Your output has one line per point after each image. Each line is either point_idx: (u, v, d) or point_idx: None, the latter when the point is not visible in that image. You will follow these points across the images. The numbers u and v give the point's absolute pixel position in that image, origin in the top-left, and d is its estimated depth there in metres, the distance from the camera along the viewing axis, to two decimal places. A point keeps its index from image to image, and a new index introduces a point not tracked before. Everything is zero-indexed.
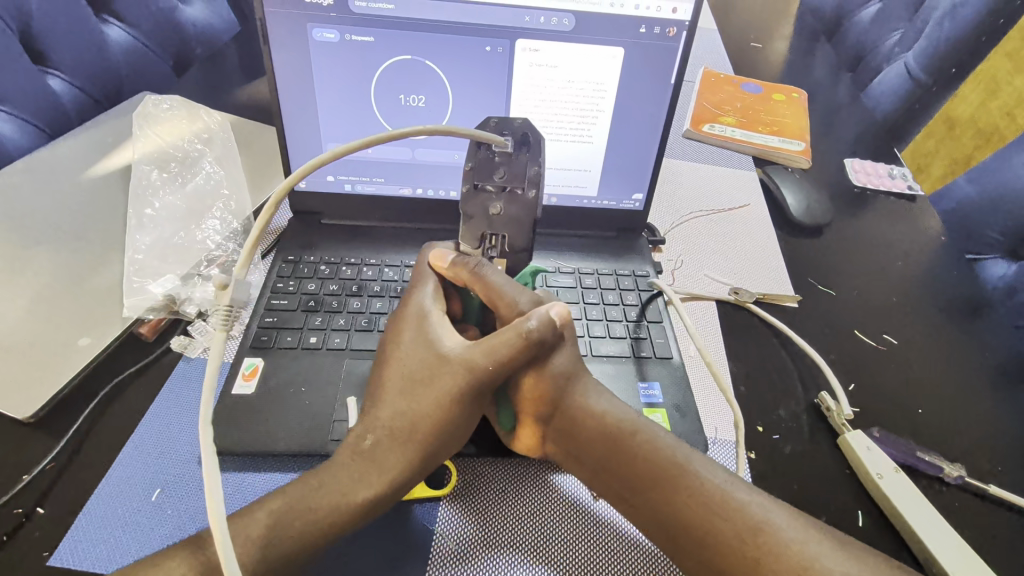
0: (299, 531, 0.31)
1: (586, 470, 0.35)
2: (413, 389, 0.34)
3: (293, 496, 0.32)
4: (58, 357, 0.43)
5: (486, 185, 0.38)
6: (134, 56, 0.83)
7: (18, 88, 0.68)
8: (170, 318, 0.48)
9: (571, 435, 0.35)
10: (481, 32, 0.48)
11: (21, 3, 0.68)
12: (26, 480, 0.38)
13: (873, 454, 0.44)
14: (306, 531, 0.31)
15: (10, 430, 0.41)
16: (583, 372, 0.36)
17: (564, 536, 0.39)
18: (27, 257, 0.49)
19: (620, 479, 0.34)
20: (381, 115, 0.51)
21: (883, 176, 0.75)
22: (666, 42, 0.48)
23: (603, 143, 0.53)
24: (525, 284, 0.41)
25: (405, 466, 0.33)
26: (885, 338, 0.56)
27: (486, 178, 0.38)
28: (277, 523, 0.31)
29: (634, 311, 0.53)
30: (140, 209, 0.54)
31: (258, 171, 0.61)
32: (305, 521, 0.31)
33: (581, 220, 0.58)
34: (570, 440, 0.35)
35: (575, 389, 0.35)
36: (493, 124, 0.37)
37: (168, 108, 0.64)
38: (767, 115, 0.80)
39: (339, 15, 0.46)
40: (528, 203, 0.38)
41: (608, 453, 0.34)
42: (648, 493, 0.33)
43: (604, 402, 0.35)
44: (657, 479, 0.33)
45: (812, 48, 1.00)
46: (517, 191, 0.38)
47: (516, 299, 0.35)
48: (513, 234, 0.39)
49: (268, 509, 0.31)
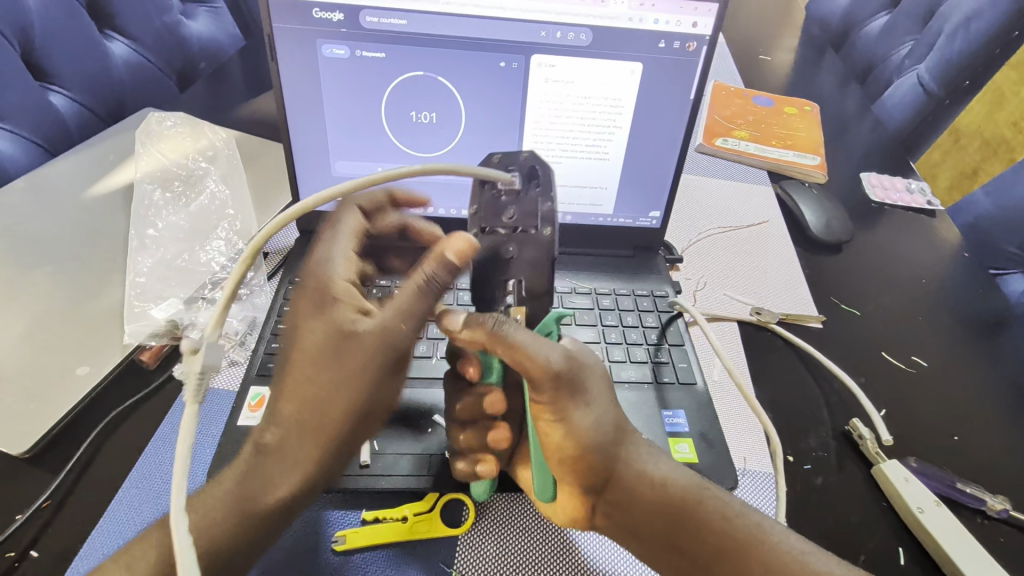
0: (212, 526, 0.32)
1: (630, 531, 0.36)
2: (347, 383, 0.34)
3: (208, 500, 0.33)
4: (55, 387, 0.41)
5: (494, 228, 0.34)
6: (136, 71, 0.82)
7: (17, 105, 0.67)
8: (171, 345, 0.46)
9: (615, 496, 0.35)
10: (496, 48, 0.46)
11: (22, 19, 0.66)
12: (20, 520, 0.36)
13: (912, 486, 0.42)
14: (218, 524, 0.32)
15: (5, 466, 0.39)
16: (628, 437, 0.36)
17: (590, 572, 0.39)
18: (25, 281, 0.47)
19: (681, 545, 0.35)
20: (391, 132, 0.49)
21: (901, 190, 0.74)
22: (685, 57, 0.47)
23: (620, 161, 0.51)
24: (548, 333, 0.35)
25: (317, 456, 0.34)
26: (914, 360, 0.54)
27: (494, 221, 0.34)
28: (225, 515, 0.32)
29: (654, 333, 0.51)
30: (142, 230, 0.52)
31: (263, 188, 0.60)
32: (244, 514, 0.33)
33: (596, 239, 0.56)
34: (614, 502, 0.36)
35: (625, 458, 0.35)
36: (496, 161, 0.35)
37: (171, 125, 0.63)
38: (781, 129, 0.78)
39: (348, 30, 0.45)
40: (542, 244, 0.34)
41: (657, 514, 0.35)
42: (713, 556, 0.35)
43: (658, 467, 0.36)
44: (723, 544, 0.35)
45: (822, 60, 0.99)
46: (529, 231, 0.34)
47: (549, 360, 0.31)
48: (530, 282, 0.35)
49: (217, 500, 0.33)
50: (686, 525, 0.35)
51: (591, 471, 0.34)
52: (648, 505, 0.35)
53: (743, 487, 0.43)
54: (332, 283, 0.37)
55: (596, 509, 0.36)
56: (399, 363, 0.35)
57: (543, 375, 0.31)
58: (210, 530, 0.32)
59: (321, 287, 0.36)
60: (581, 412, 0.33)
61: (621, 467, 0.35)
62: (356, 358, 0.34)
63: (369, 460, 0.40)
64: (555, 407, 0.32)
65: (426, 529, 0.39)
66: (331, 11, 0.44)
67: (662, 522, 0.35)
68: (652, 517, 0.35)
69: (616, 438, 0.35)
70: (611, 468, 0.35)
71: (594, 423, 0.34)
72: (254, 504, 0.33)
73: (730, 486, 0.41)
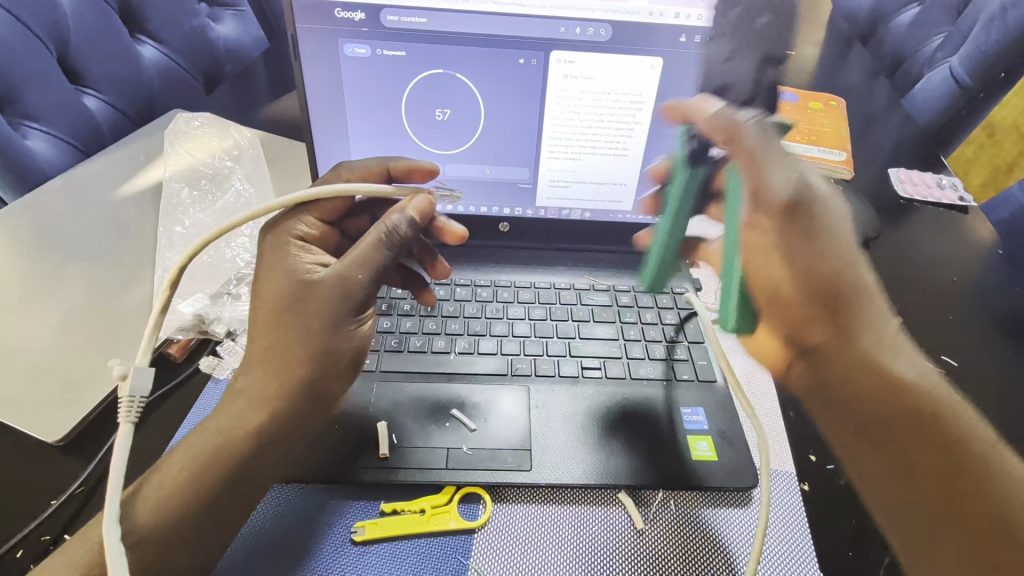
0: (181, 473, 0.34)
1: (824, 400, 0.41)
2: (302, 327, 0.36)
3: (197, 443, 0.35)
4: (87, 376, 0.43)
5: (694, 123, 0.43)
6: (167, 74, 0.84)
7: (54, 108, 0.69)
8: (199, 338, 0.47)
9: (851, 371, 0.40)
10: (515, 45, 0.46)
11: (58, 23, 0.69)
12: (55, 504, 0.38)
13: None
14: (186, 472, 0.34)
15: (40, 452, 0.40)
16: (853, 274, 0.40)
17: (604, 556, 0.38)
18: (60, 275, 0.49)
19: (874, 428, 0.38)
20: (411, 130, 0.50)
21: (932, 186, 0.72)
22: (707, 51, 0.46)
23: (639, 158, 0.51)
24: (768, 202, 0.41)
25: (273, 392, 0.36)
26: (944, 360, 0.52)
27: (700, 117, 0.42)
28: (194, 460, 0.35)
29: (672, 330, 0.51)
30: (171, 227, 0.54)
31: (286, 187, 0.61)
32: (209, 457, 0.35)
33: (614, 236, 0.56)
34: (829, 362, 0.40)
35: (853, 312, 0.39)
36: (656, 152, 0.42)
37: (199, 125, 0.64)
38: (806, 124, 0.77)
39: (370, 29, 0.45)
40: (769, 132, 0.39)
41: (898, 410, 0.38)
42: (934, 453, 0.36)
43: (913, 370, 0.39)
44: (942, 444, 0.37)
45: (848, 54, 0.97)
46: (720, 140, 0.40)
47: (784, 187, 0.38)
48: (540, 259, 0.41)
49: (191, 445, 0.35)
50: (932, 424, 0.37)
51: (804, 321, 0.40)
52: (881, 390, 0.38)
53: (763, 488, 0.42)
54: (290, 229, 0.39)
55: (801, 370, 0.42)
56: (356, 317, 0.38)
57: (758, 192, 0.38)
58: (183, 475, 0.34)
59: (278, 235, 0.38)
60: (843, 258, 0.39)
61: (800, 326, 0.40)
62: (317, 306, 0.36)
63: (387, 453, 0.41)
64: (788, 233, 0.38)
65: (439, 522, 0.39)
66: (353, 11, 0.44)
67: (904, 421, 0.37)
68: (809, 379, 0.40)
69: (861, 292, 0.40)
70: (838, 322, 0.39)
71: (829, 258, 0.39)
72: (225, 463, 0.35)
73: (749, 486, 0.41)
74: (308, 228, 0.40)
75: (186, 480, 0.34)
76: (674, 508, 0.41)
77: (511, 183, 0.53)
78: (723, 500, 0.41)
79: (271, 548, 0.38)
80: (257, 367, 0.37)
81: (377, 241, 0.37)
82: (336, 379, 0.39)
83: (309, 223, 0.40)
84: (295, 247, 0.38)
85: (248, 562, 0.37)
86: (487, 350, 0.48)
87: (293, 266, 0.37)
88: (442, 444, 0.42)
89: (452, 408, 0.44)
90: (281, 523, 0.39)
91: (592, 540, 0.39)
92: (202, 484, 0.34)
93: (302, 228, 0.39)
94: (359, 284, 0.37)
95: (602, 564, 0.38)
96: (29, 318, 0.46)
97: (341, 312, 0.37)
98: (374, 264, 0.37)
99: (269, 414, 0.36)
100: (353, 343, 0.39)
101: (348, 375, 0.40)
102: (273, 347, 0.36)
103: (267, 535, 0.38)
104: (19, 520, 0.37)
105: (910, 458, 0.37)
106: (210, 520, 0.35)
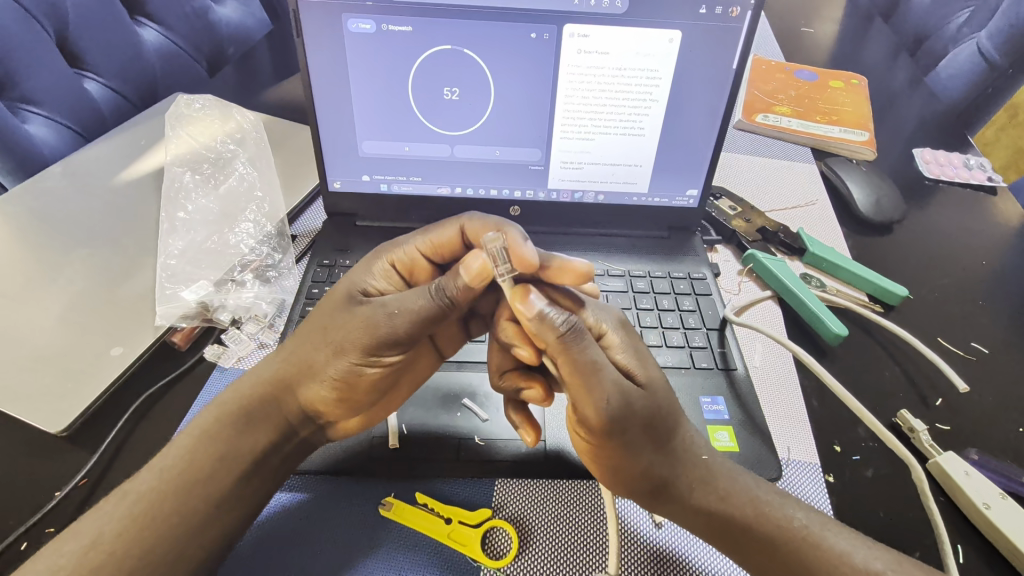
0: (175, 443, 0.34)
1: (627, 481, 0.35)
2: (324, 361, 0.36)
3: None
4: (88, 366, 0.42)
5: (722, 214, 0.59)
6: (168, 58, 0.82)
7: (53, 91, 0.68)
8: (203, 327, 0.46)
9: (654, 508, 0.36)
10: (527, 18, 0.44)
11: (56, 5, 0.67)
12: (59, 497, 0.37)
13: (974, 480, 0.39)
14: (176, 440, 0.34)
15: (45, 442, 0.39)
16: (643, 453, 0.34)
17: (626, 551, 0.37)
18: (62, 262, 0.48)
19: (665, 499, 0.35)
20: (418, 110, 0.48)
21: (958, 166, 0.69)
22: (729, 23, 0.44)
23: (656, 138, 0.49)
24: (749, 258, 0.54)
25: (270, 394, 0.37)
26: (974, 347, 0.50)
27: (719, 225, 0.58)
28: None
29: (691, 317, 0.49)
30: (173, 213, 0.53)
31: (292, 171, 0.59)
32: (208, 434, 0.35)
33: (629, 219, 0.54)
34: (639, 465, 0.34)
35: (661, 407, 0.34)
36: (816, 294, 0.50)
37: (200, 107, 0.63)
38: (826, 103, 0.74)
39: (375, 4, 0.43)
40: (711, 221, 0.59)
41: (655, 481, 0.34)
42: (722, 537, 0.35)
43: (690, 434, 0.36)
44: (719, 523, 0.34)
45: (868, 30, 0.94)
46: (721, 217, 0.59)
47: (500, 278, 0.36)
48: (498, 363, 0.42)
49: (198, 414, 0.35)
50: (686, 485, 0.35)
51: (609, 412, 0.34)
52: (739, 515, 0.34)
53: (790, 477, 0.40)
54: (390, 254, 0.41)
55: (597, 444, 0.34)
56: (369, 359, 0.36)
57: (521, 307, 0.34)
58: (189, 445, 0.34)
59: (430, 298, 0.36)
60: (731, 496, 0.35)
61: (665, 409, 0.34)
62: (344, 340, 0.36)
63: (397, 443, 0.40)
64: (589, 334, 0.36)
65: (464, 538, 0.37)
66: None
67: (650, 488, 0.35)
68: (658, 414, 0.34)
69: (669, 424, 0.35)
70: (674, 463, 0.35)
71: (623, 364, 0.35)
72: (223, 430, 0.35)
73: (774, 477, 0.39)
74: (405, 256, 0.41)
75: (196, 462, 0.34)
76: None
77: (523, 165, 0.51)
78: None
79: (271, 539, 0.37)
80: (303, 374, 0.37)
81: (427, 291, 0.36)
82: (323, 403, 0.37)
83: (411, 253, 0.41)
84: (380, 268, 0.40)
85: (274, 554, 0.36)
86: None
87: (435, 291, 0.36)
88: (455, 435, 0.41)
89: (464, 399, 0.43)
90: (282, 513, 0.38)
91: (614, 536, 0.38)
92: (209, 462, 0.34)
93: (457, 288, 0.36)
94: (393, 321, 0.35)
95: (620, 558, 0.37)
96: (29, 306, 0.45)
97: (345, 339, 0.36)
98: (395, 272, 0.41)
99: (261, 411, 0.36)
100: (350, 379, 0.37)
101: (348, 412, 0.38)
102: (295, 342, 0.38)
103: (257, 532, 0.37)
104: (22, 513, 0.36)
105: (698, 528, 0.35)
106: (188, 511, 0.33)
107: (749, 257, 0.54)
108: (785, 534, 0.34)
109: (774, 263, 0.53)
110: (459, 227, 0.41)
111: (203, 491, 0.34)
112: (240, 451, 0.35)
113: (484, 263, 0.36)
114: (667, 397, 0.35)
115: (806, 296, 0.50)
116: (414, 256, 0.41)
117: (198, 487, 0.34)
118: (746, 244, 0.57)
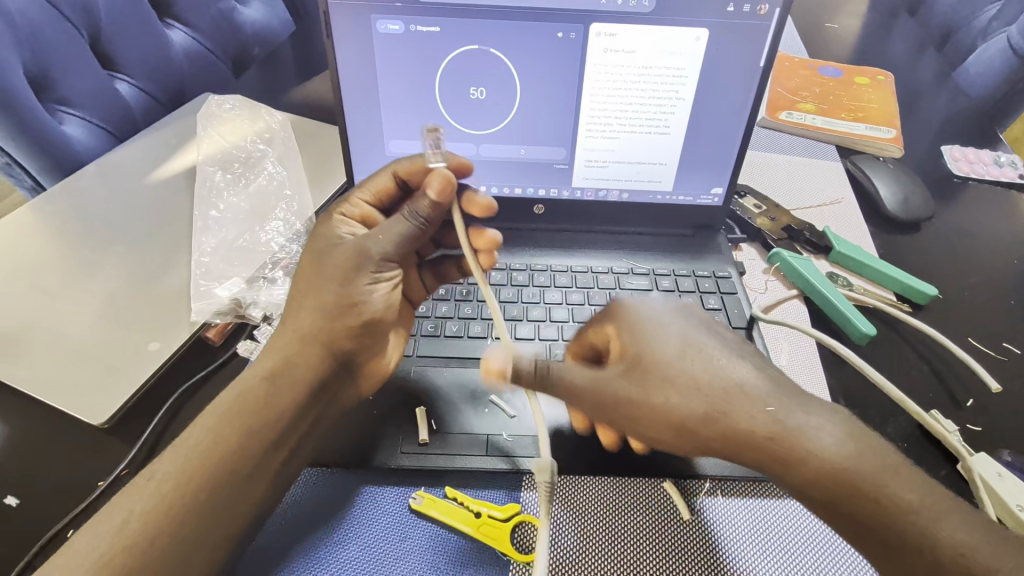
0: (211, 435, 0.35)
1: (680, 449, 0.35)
2: (325, 292, 0.39)
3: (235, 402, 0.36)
4: (128, 361, 0.43)
5: (748, 213, 0.59)
6: (196, 59, 0.84)
7: (87, 92, 0.70)
8: (236, 323, 0.47)
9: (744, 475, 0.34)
10: (554, 18, 0.44)
11: (90, 9, 0.69)
12: (102, 487, 0.38)
13: (1006, 482, 0.39)
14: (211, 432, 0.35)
15: (88, 434, 0.40)
16: (663, 420, 0.34)
17: (655, 548, 0.37)
18: (101, 259, 0.49)
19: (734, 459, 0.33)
20: (445, 109, 0.48)
21: (987, 164, 0.68)
22: (755, 21, 0.44)
23: (681, 136, 0.49)
24: (776, 257, 0.54)
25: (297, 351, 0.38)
26: (1006, 347, 0.49)
27: (745, 224, 0.58)
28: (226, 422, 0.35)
29: (717, 316, 0.49)
30: (206, 211, 0.54)
31: (318, 169, 0.60)
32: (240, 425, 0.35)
33: (654, 218, 0.54)
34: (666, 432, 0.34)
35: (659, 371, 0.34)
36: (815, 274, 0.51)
37: (230, 108, 0.64)
38: (851, 100, 0.73)
39: (404, 5, 0.44)
40: (738, 220, 0.58)
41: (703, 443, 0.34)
42: (828, 501, 0.31)
43: (730, 375, 0.34)
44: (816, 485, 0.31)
45: (894, 25, 0.93)
46: (746, 216, 0.58)
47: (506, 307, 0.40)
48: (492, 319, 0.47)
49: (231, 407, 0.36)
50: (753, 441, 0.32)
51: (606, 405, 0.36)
52: (829, 482, 0.31)
53: None
54: (338, 208, 0.42)
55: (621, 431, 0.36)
56: (374, 275, 0.39)
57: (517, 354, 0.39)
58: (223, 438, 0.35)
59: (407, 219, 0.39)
60: (812, 447, 0.31)
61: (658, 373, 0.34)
62: (344, 268, 0.39)
63: (427, 438, 0.41)
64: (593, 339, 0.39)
65: (492, 531, 0.37)
66: None
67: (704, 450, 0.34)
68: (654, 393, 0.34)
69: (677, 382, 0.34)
70: (704, 412, 0.33)
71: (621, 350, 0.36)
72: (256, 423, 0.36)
73: None
74: (357, 209, 0.43)
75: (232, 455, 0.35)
76: (722, 499, 0.40)
77: (548, 164, 0.51)
78: (774, 489, 0.40)
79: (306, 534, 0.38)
80: (316, 314, 0.38)
81: (404, 216, 0.39)
82: (350, 336, 0.39)
83: (358, 204, 0.43)
84: (335, 221, 0.42)
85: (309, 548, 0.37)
86: (525, 335, 0.47)
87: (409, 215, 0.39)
88: (483, 430, 0.42)
89: (492, 394, 0.44)
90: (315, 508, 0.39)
91: (638, 532, 0.38)
92: (246, 454, 0.35)
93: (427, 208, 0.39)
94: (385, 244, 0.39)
95: (650, 554, 0.37)
96: (71, 302, 0.46)
97: (346, 267, 0.39)
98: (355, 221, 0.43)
99: (294, 376, 0.37)
100: (363, 300, 0.39)
101: (370, 343, 0.41)
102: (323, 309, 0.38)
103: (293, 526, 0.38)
104: (68, 503, 0.38)
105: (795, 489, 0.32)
106: (223, 502, 0.33)
107: (776, 255, 0.54)
108: (882, 516, 0.30)
109: (802, 262, 0.53)
110: (390, 170, 0.43)
111: (239, 484, 0.34)
112: (275, 444, 0.36)
113: (444, 177, 0.39)
114: (675, 357, 0.35)
115: (834, 297, 0.50)
116: (363, 207, 0.43)
117: (234, 478, 0.34)
118: (772, 243, 0.56)
